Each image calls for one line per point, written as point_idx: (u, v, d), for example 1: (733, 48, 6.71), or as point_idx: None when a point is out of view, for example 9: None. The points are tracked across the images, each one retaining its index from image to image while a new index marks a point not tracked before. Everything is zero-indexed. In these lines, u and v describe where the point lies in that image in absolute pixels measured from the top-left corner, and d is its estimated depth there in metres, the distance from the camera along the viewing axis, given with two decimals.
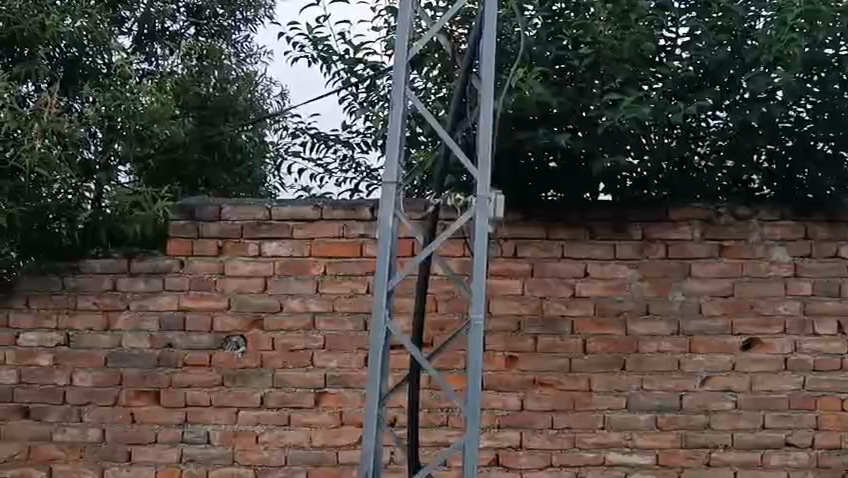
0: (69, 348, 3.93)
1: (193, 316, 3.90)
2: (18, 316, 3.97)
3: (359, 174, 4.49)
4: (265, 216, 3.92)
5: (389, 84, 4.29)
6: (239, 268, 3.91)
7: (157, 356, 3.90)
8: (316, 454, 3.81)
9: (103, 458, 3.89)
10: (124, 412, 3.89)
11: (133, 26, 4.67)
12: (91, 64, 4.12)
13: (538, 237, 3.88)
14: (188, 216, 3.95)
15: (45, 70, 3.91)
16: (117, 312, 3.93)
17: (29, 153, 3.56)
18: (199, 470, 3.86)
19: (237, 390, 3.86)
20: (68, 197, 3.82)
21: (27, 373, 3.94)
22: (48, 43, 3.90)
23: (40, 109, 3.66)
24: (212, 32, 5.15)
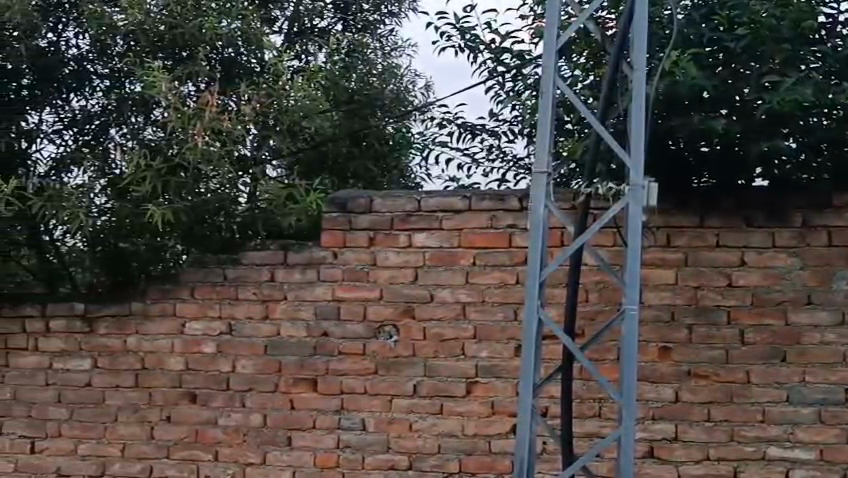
0: (232, 336, 4.10)
1: (348, 307, 4.00)
2: (183, 306, 4.16)
3: (506, 163, 4.49)
4: (414, 208, 3.96)
5: (536, 72, 4.25)
6: (390, 259, 3.97)
7: (313, 344, 4.02)
8: (468, 442, 3.85)
9: (264, 443, 4.05)
10: (283, 399, 4.04)
11: (283, 25, 4.77)
12: (246, 63, 4.24)
13: (692, 225, 3.78)
14: (341, 208, 4.02)
15: (205, 71, 4.08)
16: (275, 302, 4.07)
17: (193, 150, 3.82)
18: (355, 456, 3.96)
19: (390, 378, 3.94)
20: (226, 190, 4.04)
21: (193, 360, 4.14)
22: (206, 44, 4.08)
23: (202, 108, 3.88)
24: (358, 25, 5.12)
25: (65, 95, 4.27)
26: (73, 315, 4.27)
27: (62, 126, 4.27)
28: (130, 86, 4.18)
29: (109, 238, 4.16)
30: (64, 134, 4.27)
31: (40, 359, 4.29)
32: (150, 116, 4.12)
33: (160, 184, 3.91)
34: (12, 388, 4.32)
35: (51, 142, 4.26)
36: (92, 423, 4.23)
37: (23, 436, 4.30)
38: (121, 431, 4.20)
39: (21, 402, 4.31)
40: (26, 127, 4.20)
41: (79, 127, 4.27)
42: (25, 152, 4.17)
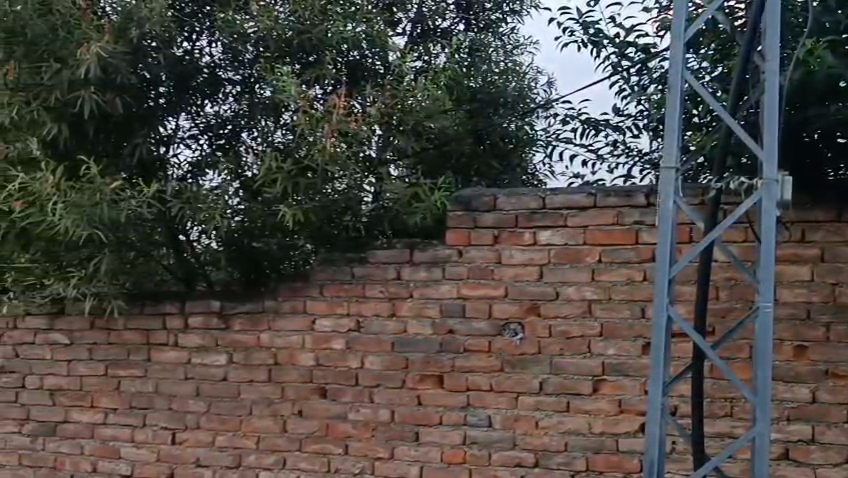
0: (360, 333, 4.20)
1: (473, 304, 4.02)
2: (313, 303, 4.29)
3: (631, 158, 4.44)
4: (539, 205, 3.94)
5: (661, 66, 4.19)
6: (515, 256, 3.98)
7: (440, 341, 4.07)
8: (596, 440, 3.82)
9: (392, 438, 4.12)
10: (411, 395, 4.10)
11: (407, 27, 4.79)
12: (371, 65, 4.35)
13: (829, 220, 3.63)
14: (466, 207, 4.06)
15: (331, 73, 4.19)
16: (402, 299, 4.13)
17: (321, 152, 3.91)
18: (481, 453, 3.99)
19: (516, 375, 3.94)
20: (353, 191, 4.14)
21: (323, 356, 4.25)
22: (333, 48, 4.21)
23: (330, 110, 3.99)
24: (481, 24, 5.14)
25: (200, 100, 4.43)
26: (210, 312, 4.45)
27: (198, 131, 4.46)
28: (260, 90, 4.33)
29: (243, 237, 4.25)
30: (199, 139, 4.45)
31: (179, 354, 4.49)
32: (279, 120, 4.24)
33: (291, 185, 4.01)
34: (154, 382, 4.53)
35: (187, 146, 4.45)
36: (228, 416, 4.39)
37: (165, 428, 4.50)
38: (256, 424, 4.34)
39: (163, 395, 4.51)
40: (165, 132, 4.38)
41: (213, 132, 4.44)
42: (163, 156, 4.37)
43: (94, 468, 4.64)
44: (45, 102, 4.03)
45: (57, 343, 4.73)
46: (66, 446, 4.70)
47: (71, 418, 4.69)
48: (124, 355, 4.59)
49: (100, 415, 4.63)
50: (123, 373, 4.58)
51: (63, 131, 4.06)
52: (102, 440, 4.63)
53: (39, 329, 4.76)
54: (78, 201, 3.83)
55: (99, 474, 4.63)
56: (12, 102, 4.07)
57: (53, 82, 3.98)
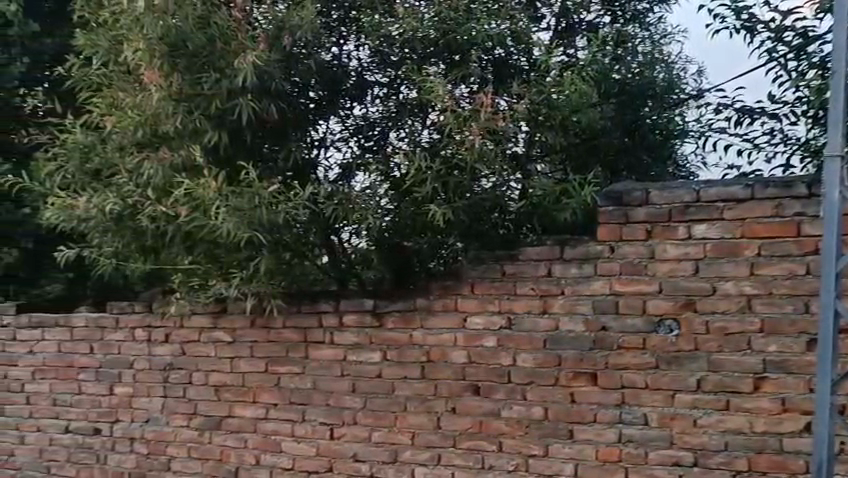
0: (511, 330, 4.20)
1: (626, 301, 3.96)
2: (464, 301, 4.33)
3: (789, 147, 4.28)
4: (693, 199, 3.83)
5: (821, 50, 4.02)
6: (669, 251, 3.88)
7: (592, 338, 4.02)
8: (757, 440, 3.69)
9: (546, 435, 4.11)
10: (564, 392, 4.08)
11: (551, 21, 4.73)
12: (515, 62, 4.31)
13: None
14: (616, 202, 3.98)
15: (476, 72, 4.19)
16: (553, 296, 4.11)
17: (468, 151, 3.98)
18: (637, 451, 3.92)
19: (672, 373, 3.86)
20: (501, 190, 4.18)
21: (475, 353, 4.28)
22: (478, 46, 4.20)
23: (478, 109, 4.01)
24: (627, 15, 5.00)
25: (349, 103, 4.56)
26: (364, 311, 4.57)
27: (349, 134, 4.57)
28: (406, 91, 4.40)
29: (395, 236, 4.33)
30: (349, 142, 4.55)
31: (336, 352, 4.62)
32: (426, 120, 4.29)
33: (440, 184, 4.07)
34: (312, 378, 4.67)
35: (337, 149, 4.57)
36: (384, 412, 4.49)
37: (323, 423, 4.64)
38: (410, 420, 4.42)
39: (320, 392, 4.65)
40: (316, 135, 4.55)
41: (362, 134, 4.54)
42: (315, 160, 4.50)
43: (258, 461, 4.83)
44: (206, 110, 4.18)
45: (221, 341, 4.93)
46: (231, 439, 4.91)
47: (235, 412, 4.90)
48: (283, 352, 4.75)
49: (262, 410, 4.81)
50: (282, 370, 4.75)
51: (223, 138, 4.22)
52: (264, 435, 4.81)
53: (204, 327, 4.99)
54: (239, 203, 4.00)
55: (263, 467, 4.82)
56: (177, 111, 4.21)
57: (213, 91, 4.13)
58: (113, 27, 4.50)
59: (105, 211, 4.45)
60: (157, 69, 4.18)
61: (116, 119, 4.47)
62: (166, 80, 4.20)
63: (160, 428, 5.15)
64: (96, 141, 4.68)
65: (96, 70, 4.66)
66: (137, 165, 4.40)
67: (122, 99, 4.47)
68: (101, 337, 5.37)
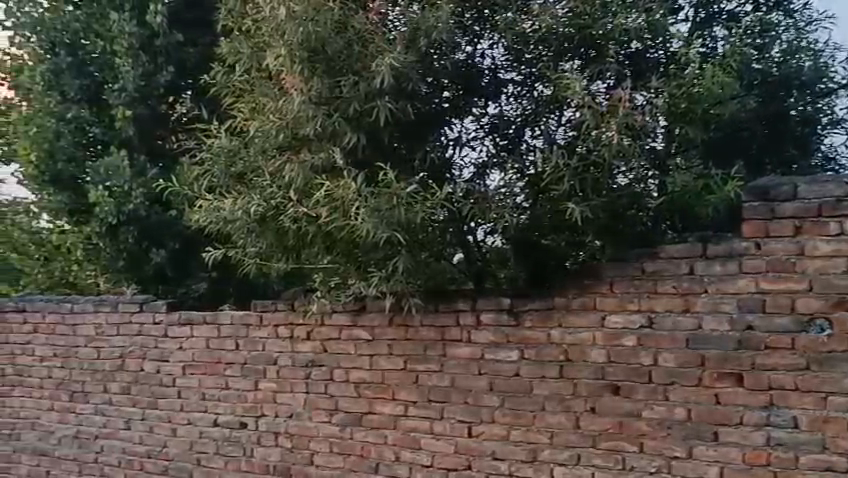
0: (652, 329, 4.12)
1: (773, 299, 3.81)
2: (603, 300, 4.27)
3: None
4: (845, 192, 3.63)
5: None
6: (819, 248, 3.69)
7: (737, 338, 3.89)
8: None
9: (689, 437, 4.00)
10: (707, 393, 3.96)
11: (690, 13, 4.58)
12: (652, 57, 4.26)
13: None
14: (762, 197, 3.83)
15: (613, 68, 4.18)
16: (695, 295, 4.02)
17: (607, 147, 3.91)
18: (787, 455, 3.76)
19: (823, 375, 3.67)
20: (638, 187, 4.14)
21: (615, 352, 4.21)
22: (615, 41, 4.16)
23: (615, 105, 3.96)
24: (770, 2, 4.79)
25: (482, 102, 4.56)
26: (501, 309, 4.57)
27: (484, 133, 4.57)
28: (542, 88, 4.36)
29: (534, 233, 4.33)
30: (484, 141, 4.54)
31: (473, 350, 4.64)
32: (562, 117, 4.25)
33: (578, 182, 4.04)
34: (450, 376, 4.71)
35: (472, 148, 4.56)
36: (522, 410, 4.48)
37: (461, 421, 4.66)
38: (548, 419, 4.39)
39: (458, 389, 4.68)
40: (452, 135, 4.57)
41: (498, 133, 4.52)
42: (450, 160, 4.55)
43: (397, 457, 4.90)
44: (345, 112, 4.26)
45: (360, 339, 5.03)
46: (371, 435, 5.00)
47: (375, 409, 4.98)
48: (421, 350, 4.81)
49: (401, 407, 4.88)
50: (420, 367, 4.81)
51: (361, 140, 4.30)
52: (403, 431, 4.87)
53: (344, 326, 5.11)
54: (377, 203, 4.07)
55: (402, 463, 4.88)
56: (316, 115, 4.28)
57: (352, 94, 4.20)
58: (254, 36, 4.66)
59: (248, 212, 4.60)
60: (298, 75, 4.29)
61: (258, 124, 4.61)
62: (308, 85, 4.28)
63: (303, 423, 5.29)
64: (240, 145, 4.84)
65: (238, 77, 4.83)
66: (279, 168, 4.54)
67: (264, 104, 4.60)
68: (247, 335, 5.56)
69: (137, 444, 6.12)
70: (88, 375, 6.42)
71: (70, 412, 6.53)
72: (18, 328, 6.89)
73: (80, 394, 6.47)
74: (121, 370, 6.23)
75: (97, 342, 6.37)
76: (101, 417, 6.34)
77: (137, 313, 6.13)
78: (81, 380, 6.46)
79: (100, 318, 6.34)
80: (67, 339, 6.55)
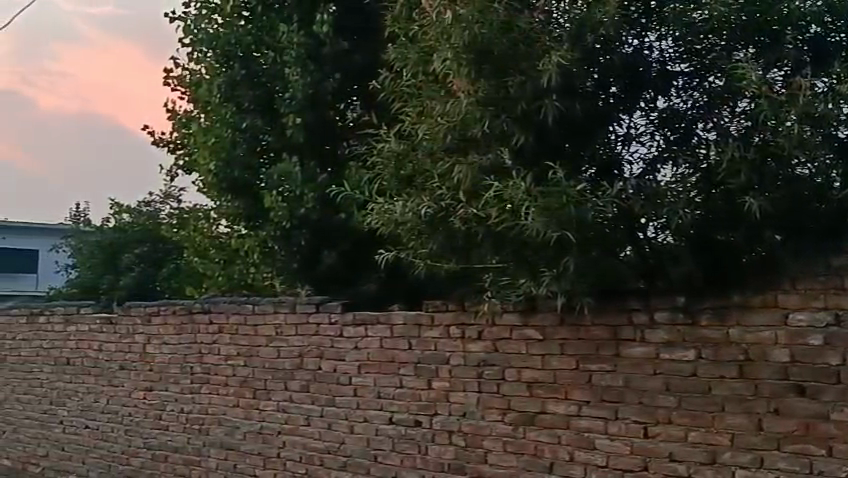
0: (840, 327, 3.88)
1: None
2: (785, 297, 4.06)
3: None
4: None
5: None
6: None
7: None
8: None
9: None
10: None
11: None
12: (835, 41, 4.15)
13: None
14: None
15: (791, 55, 4.09)
16: None
17: (787, 137, 3.82)
18: None
19: None
20: (818, 181, 4.00)
21: (799, 352, 4.01)
22: (793, 26, 4.08)
23: (795, 92, 3.85)
24: None
25: (651, 95, 4.46)
26: (676, 307, 4.44)
27: (654, 127, 4.47)
28: (714, 80, 4.26)
29: (708, 228, 4.22)
30: (655, 135, 4.45)
31: (648, 350, 4.55)
32: (737, 108, 4.14)
33: (755, 175, 3.95)
34: (624, 376, 4.64)
35: (642, 143, 4.48)
36: (700, 411, 4.35)
37: (637, 421, 4.59)
38: (729, 420, 4.24)
39: (633, 389, 4.60)
40: (621, 131, 4.49)
41: (669, 127, 4.42)
42: (619, 155, 4.48)
43: (572, 457, 4.87)
44: (512, 112, 4.27)
45: (532, 338, 5.03)
46: (545, 435, 4.99)
47: (548, 408, 4.97)
48: (594, 349, 4.76)
49: (574, 407, 4.85)
50: (594, 367, 4.76)
51: (530, 139, 4.28)
52: (577, 431, 4.84)
53: (514, 325, 5.12)
54: (547, 203, 4.04)
55: (577, 463, 4.85)
56: (484, 116, 4.32)
57: (521, 94, 4.20)
58: (421, 40, 4.73)
59: (419, 214, 4.64)
60: (465, 77, 4.31)
61: (427, 126, 4.67)
62: (474, 87, 4.31)
63: (476, 422, 5.34)
64: (409, 148, 4.91)
65: (405, 82, 4.92)
66: (446, 170, 4.55)
67: (431, 107, 4.65)
68: (419, 335, 5.66)
69: (317, 440, 6.33)
70: (270, 373, 6.70)
71: (254, 409, 6.83)
72: (204, 328, 7.28)
73: (262, 391, 6.77)
74: (300, 368, 6.47)
75: (277, 341, 6.65)
76: (283, 413, 6.60)
77: (314, 314, 6.36)
78: (263, 378, 6.76)
79: (279, 319, 6.62)
80: (250, 339, 6.86)
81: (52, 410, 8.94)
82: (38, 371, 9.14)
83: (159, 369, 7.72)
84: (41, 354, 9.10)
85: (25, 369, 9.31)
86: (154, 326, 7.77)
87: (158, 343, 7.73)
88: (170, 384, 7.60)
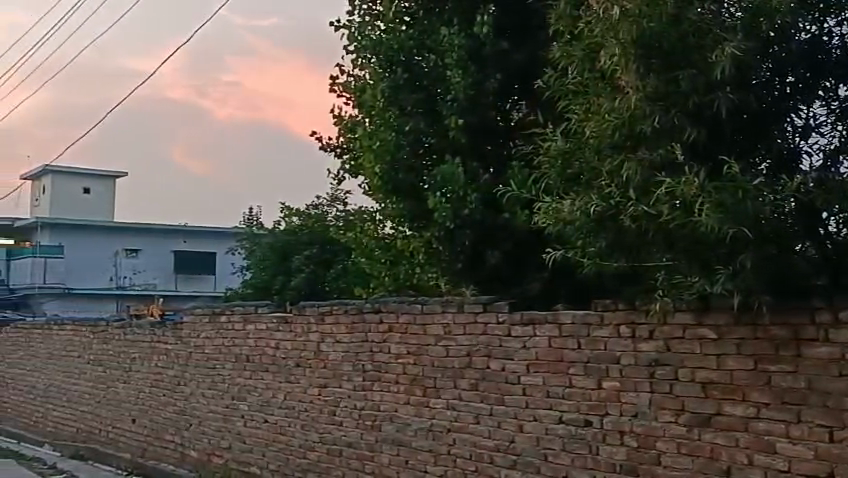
0: None
1: None
2: None
3: None
4: None
5: None
6: None
7: None
8: None
9: None
10: None
11: None
12: None
13: None
14: None
15: None
16: None
17: None
18: None
19: None
20: None
21: None
22: None
23: None
24: None
25: (831, 84, 4.48)
26: None
27: (835, 118, 4.52)
28: None
29: None
30: (836, 126, 4.51)
31: (832, 350, 4.30)
32: None
33: None
34: (806, 378, 4.43)
35: (822, 134, 4.52)
36: None
37: (821, 425, 4.37)
38: None
39: (816, 392, 4.40)
40: (800, 123, 4.49)
41: None
42: (799, 146, 4.49)
43: (751, 461, 4.70)
44: (683, 107, 4.14)
45: (706, 338, 4.90)
46: (721, 437, 4.85)
47: (724, 410, 4.83)
48: (773, 350, 4.57)
49: (753, 409, 4.68)
50: (773, 368, 4.58)
51: (702, 134, 4.18)
52: (756, 434, 4.68)
53: (687, 325, 5.00)
54: (722, 199, 3.87)
55: (756, 467, 4.68)
56: (653, 111, 4.20)
57: (691, 88, 4.08)
58: (587, 37, 4.69)
59: (587, 212, 4.57)
60: (633, 74, 4.19)
61: (593, 125, 4.61)
62: (642, 83, 4.18)
63: (649, 423, 5.24)
64: (576, 146, 4.88)
65: (571, 80, 4.90)
66: (617, 167, 4.43)
67: (598, 105, 4.62)
68: (588, 334, 5.62)
69: (486, 438, 6.38)
70: (439, 371, 6.81)
71: (424, 406, 6.95)
72: (375, 327, 7.46)
73: (432, 389, 6.88)
74: (469, 367, 6.54)
75: (446, 340, 6.74)
76: (452, 411, 6.69)
77: (481, 314, 6.41)
78: (432, 376, 6.87)
79: (448, 318, 6.72)
80: (419, 338, 6.99)
81: (234, 404, 9.38)
82: (220, 368, 9.62)
83: (333, 367, 7.97)
84: (222, 352, 9.57)
85: (209, 365, 9.81)
86: (327, 325, 8.03)
87: (332, 341, 7.99)
88: (343, 381, 7.84)
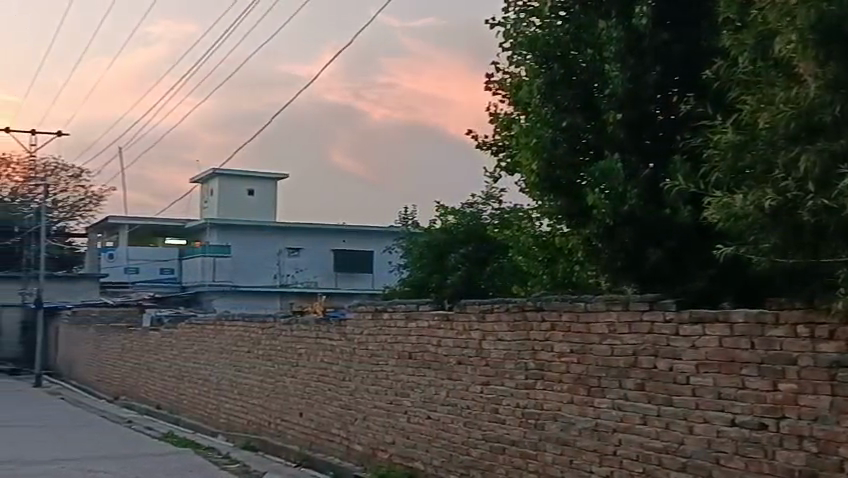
0: None
1: None
2: None
3: None
4: None
5: None
6: None
7: None
8: None
9: None
10: None
11: None
12: None
13: None
14: None
15: None
16: None
17: None
18: None
19: None
20: None
21: None
22: None
23: None
24: None
25: None
26: None
27: None
28: None
29: None
30: None
31: None
32: None
33: None
34: None
35: None
36: None
37: None
38: None
39: None
40: None
41: None
42: None
43: None
44: None
45: None
46: None
47: None
48: None
49: None
50: None
51: None
52: None
53: None
54: None
55: None
56: (834, 101, 3.93)
57: None
58: (760, 25, 4.50)
59: (763, 206, 4.44)
60: (812, 60, 3.90)
61: (766, 114, 4.36)
62: (822, 70, 3.89)
63: (831, 428, 4.99)
64: (748, 138, 4.68)
65: (744, 70, 4.74)
66: (794, 159, 4.20)
67: (773, 96, 4.42)
68: (762, 334, 5.40)
69: (654, 440, 6.23)
70: (604, 371, 6.71)
71: (588, 405, 6.87)
72: (538, 325, 7.43)
73: (597, 388, 6.79)
74: (635, 367, 6.42)
75: (610, 339, 6.64)
76: (618, 411, 6.57)
77: (647, 312, 6.27)
78: (597, 376, 6.78)
79: (612, 317, 6.61)
80: (582, 337, 6.92)
81: (397, 400, 9.53)
82: (383, 364, 9.81)
83: (495, 365, 7.99)
84: (386, 348, 9.75)
85: (372, 362, 10.02)
86: (489, 323, 8.06)
87: (494, 340, 8.02)
88: (506, 379, 7.84)
